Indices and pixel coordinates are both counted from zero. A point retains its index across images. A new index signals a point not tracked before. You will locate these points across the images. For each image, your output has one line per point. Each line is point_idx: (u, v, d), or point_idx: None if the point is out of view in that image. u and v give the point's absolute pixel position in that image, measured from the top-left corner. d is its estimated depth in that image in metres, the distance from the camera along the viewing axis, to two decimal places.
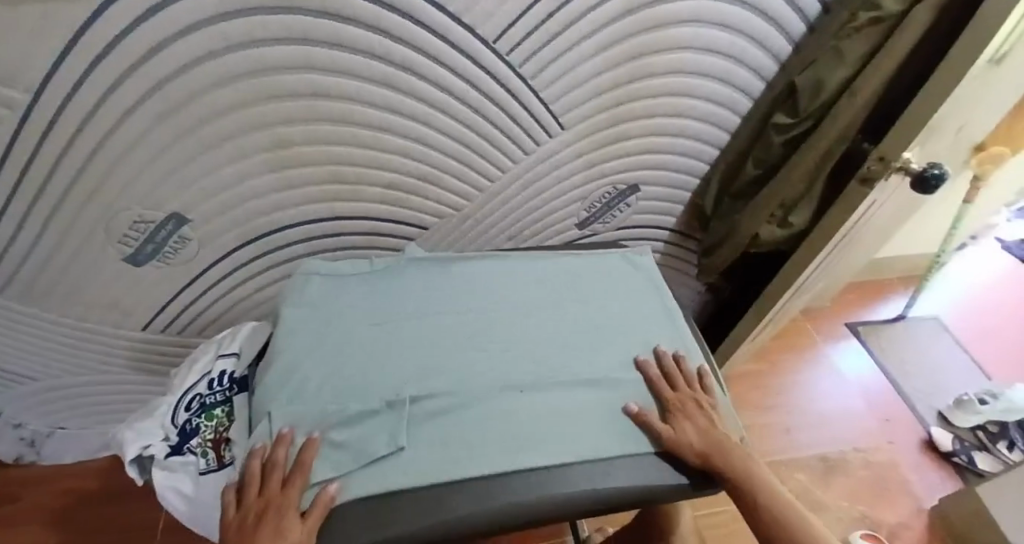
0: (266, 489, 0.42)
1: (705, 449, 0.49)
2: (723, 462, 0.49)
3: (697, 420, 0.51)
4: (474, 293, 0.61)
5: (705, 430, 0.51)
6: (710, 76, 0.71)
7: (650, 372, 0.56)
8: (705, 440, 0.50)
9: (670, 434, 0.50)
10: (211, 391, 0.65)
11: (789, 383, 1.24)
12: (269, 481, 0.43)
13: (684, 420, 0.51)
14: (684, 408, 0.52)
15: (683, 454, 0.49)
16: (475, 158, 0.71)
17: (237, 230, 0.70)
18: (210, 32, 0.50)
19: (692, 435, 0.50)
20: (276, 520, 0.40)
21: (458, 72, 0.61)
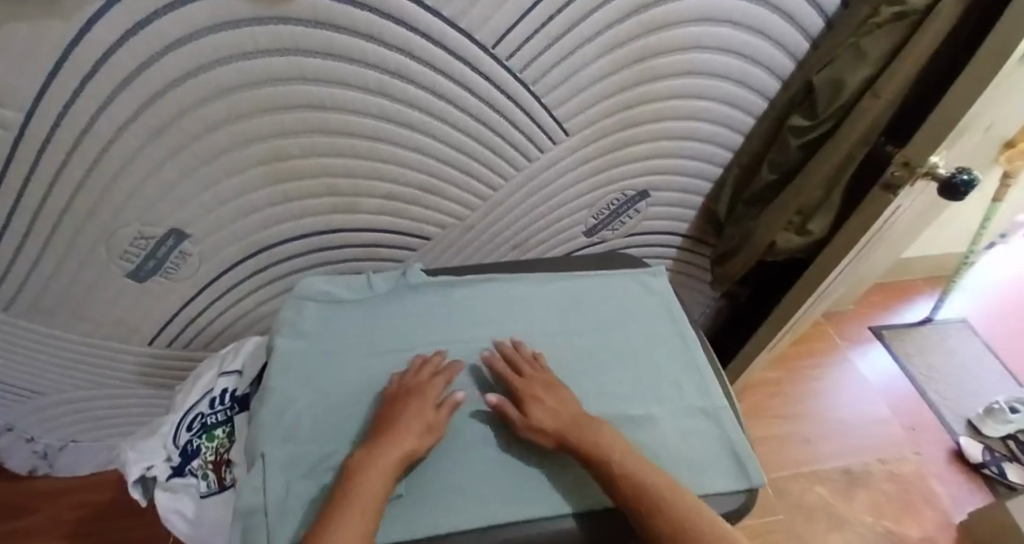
0: (416, 381, 0.50)
1: (560, 431, 0.46)
2: (576, 442, 0.46)
3: (551, 404, 0.49)
4: (475, 319, 0.60)
5: (566, 418, 0.48)
6: (722, 76, 0.68)
7: (500, 360, 0.53)
8: (555, 420, 0.47)
9: (519, 419, 0.47)
10: (212, 410, 0.64)
11: (809, 391, 1.20)
12: (436, 384, 0.50)
13: (549, 403, 0.49)
14: (552, 394, 0.49)
15: (535, 438, 0.47)
16: (477, 166, 0.69)
17: (237, 243, 0.69)
18: (200, 44, 0.49)
19: (544, 419, 0.47)
20: (418, 404, 0.47)
21: (456, 80, 0.59)
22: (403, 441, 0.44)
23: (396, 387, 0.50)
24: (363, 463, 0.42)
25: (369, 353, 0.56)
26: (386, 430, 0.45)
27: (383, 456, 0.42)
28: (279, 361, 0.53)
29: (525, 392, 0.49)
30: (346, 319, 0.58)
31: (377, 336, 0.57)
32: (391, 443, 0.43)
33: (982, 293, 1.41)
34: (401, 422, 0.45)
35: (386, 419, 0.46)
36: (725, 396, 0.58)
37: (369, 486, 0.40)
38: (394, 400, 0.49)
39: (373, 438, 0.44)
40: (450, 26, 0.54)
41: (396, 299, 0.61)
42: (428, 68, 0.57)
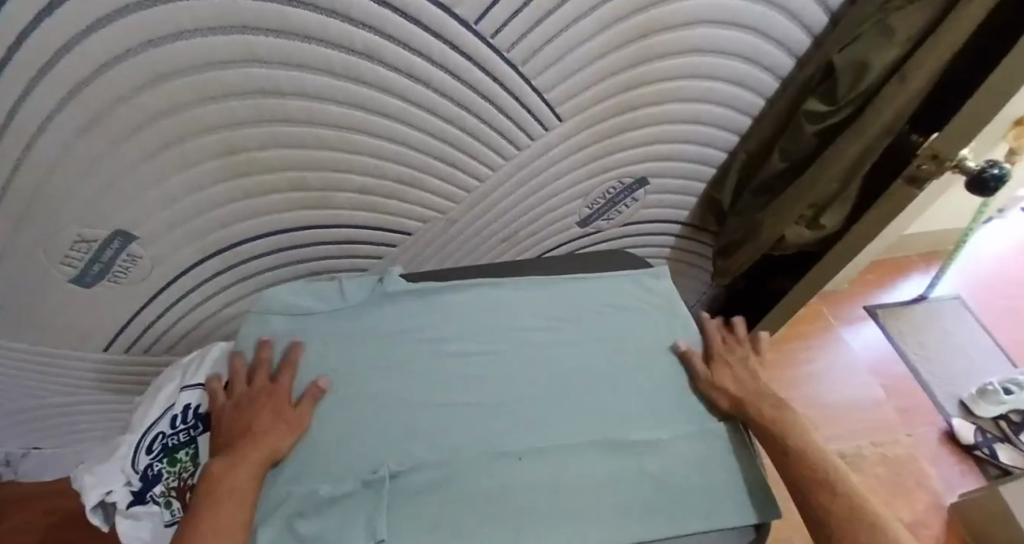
0: (259, 383, 0.48)
1: (742, 396, 0.51)
2: (754, 408, 0.50)
3: (736, 371, 0.54)
4: (461, 328, 0.54)
5: (747, 382, 0.53)
6: (731, 54, 0.61)
7: (267, 358, 0.50)
8: (741, 387, 0.52)
9: (708, 376, 0.53)
10: (174, 430, 0.58)
11: (803, 373, 1.18)
12: (284, 382, 0.48)
13: (718, 370, 0.54)
14: (727, 361, 0.54)
15: (716, 399, 0.52)
16: (461, 156, 0.62)
17: (195, 243, 0.62)
18: (127, 24, 0.41)
19: (728, 384, 0.52)
20: (267, 408, 0.46)
21: (435, 62, 0.52)
22: (255, 450, 0.42)
23: (240, 388, 0.48)
24: (220, 475, 0.40)
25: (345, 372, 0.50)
26: (246, 439, 0.44)
27: (246, 464, 0.41)
28: (234, 389, 0.48)
29: (714, 356, 0.55)
30: (319, 334, 0.53)
31: (352, 352, 0.52)
32: (249, 453, 0.42)
33: (976, 269, 1.39)
34: (254, 431, 0.44)
35: (240, 426, 0.45)
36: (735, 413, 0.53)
37: (231, 499, 0.39)
38: (244, 403, 0.47)
39: (230, 447, 0.43)
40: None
41: (372, 310, 0.55)
42: (402, 48, 0.50)
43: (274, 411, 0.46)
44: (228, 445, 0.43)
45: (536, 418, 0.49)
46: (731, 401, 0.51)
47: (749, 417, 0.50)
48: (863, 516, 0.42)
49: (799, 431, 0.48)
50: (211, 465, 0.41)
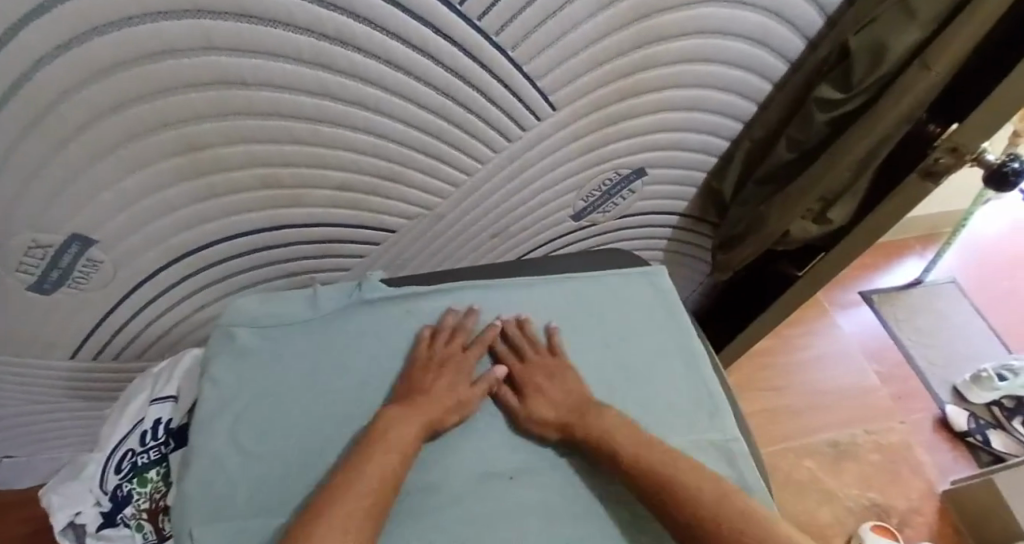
0: (449, 347, 0.50)
1: (565, 420, 0.46)
2: (581, 431, 0.45)
3: (546, 391, 0.48)
4: (448, 342, 0.51)
5: (557, 398, 0.48)
6: (738, 36, 0.57)
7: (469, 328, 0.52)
8: (563, 411, 0.46)
9: (518, 407, 0.47)
10: (144, 447, 0.54)
11: (799, 360, 1.16)
12: (472, 352, 0.50)
13: (530, 388, 0.48)
14: (536, 372, 0.49)
15: (540, 422, 0.46)
16: (446, 149, 0.58)
17: (161, 245, 0.57)
18: (62, 11, 0.36)
19: (544, 409, 0.46)
20: (449, 374, 0.48)
21: (419, 48, 0.48)
22: (424, 408, 0.44)
23: (424, 349, 0.50)
24: (395, 425, 0.42)
25: (325, 391, 0.47)
26: (421, 399, 0.44)
27: (410, 424, 0.42)
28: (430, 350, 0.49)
29: (522, 383, 0.49)
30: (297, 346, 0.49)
31: (330, 366, 0.49)
32: (417, 410, 0.43)
33: (970, 253, 1.37)
34: (459, 395, 0.46)
35: (415, 386, 0.46)
36: (737, 424, 0.51)
37: (385, 451, 0.39)
38: (432, 363, 0.48)
39: (404, 402, 0.44)
40: None
41: (354, 321, 0.51)
42: (379, 32, 0.45)
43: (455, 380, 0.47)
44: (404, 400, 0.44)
45: (527, 435, 0.47)
46: (557, 430, 0.46)
47: (580, 443, 0.45)
48: (716, 513, 0.37)
49: (625, 445, 0.43)
50: (386, 414, 0.42)
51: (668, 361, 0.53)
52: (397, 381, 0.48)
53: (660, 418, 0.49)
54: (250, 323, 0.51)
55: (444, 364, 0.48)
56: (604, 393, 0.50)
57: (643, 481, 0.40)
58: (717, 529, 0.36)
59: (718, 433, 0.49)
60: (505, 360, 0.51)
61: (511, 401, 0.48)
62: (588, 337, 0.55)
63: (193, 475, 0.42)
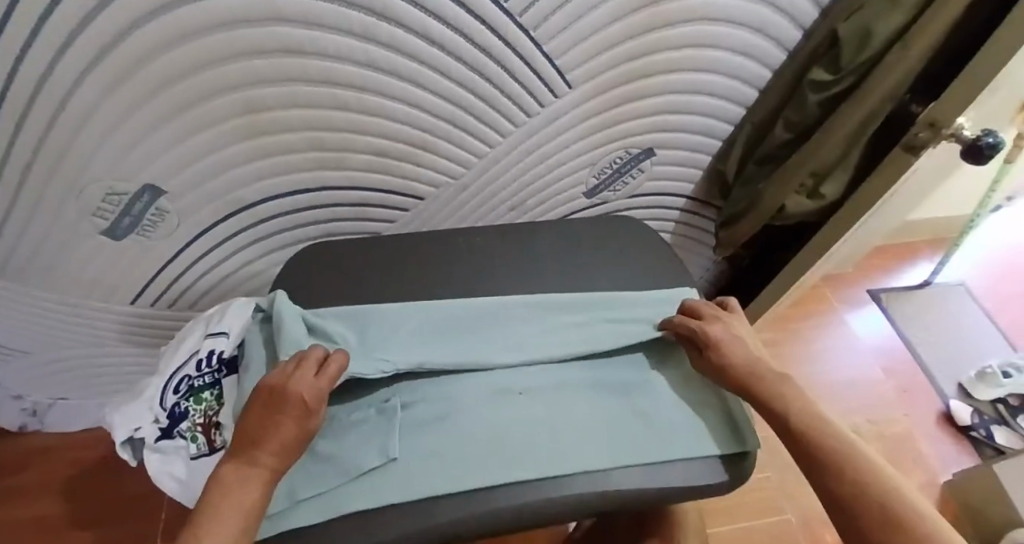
0: (296, 374, 0.44)
1: (744, 372, 0.47)
2: (759, 384, 0.46)
3: (731, 346, 0.49)
4: (467, 284, 0.58)
5: (744, 355, 0.49)
6: (740, 25, 0.63)
7: (326, 368, 0.45)
8: (744, 363, 0.48)
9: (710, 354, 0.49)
10: (200, 372, 0.62)
11: (806, 352, 1.20)
12: (297, 386, 0.43)
13: (721, 339, 0.50)
14: (727, 329, 0.51)
15: (736, 371, 0.47)
16: (471, 121, 0.65)
17: (217, 200, 0.65)
18: None
19: (728, 356, 0.48)
20: (278, 420, 0.41)
21: (451, 24, 0.54)
22: (266, 456, 0.40)
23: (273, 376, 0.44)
24: (226, 488, 0.38)
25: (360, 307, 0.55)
26: (255, 446, 0.40)
27: (248, 484, 0.38)
28: (278, 374, 0.44)
29: (704, 341, 0.50)
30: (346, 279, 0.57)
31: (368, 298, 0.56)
32: (258, 459, 0.40)
33: (982, 258, 1.39)
34: (276, 441, 0.40)
35: (249, 429, 0.41)
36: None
37: (224, 509, 0.36)
38: (267, 394, 0.43)
39: (246, 453, 0.40)
40: None
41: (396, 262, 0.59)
42: (418, 8, 0.52)
43: (287, 417, 0.42)
44: (241, 451, 0.40)
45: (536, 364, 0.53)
46: (732, 380, 0.48)
47: (755, 395, 0.46)
48: (854, 454, 0.40)
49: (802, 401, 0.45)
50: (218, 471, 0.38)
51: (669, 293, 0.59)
52: (389, 305, 0.55)
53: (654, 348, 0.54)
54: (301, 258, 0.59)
55: (268, 398, 0.42)
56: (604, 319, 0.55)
57: (808, 435, 0.42)
58: (847, 477, 0.39)
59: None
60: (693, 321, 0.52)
61: (710, 358, 0.49)
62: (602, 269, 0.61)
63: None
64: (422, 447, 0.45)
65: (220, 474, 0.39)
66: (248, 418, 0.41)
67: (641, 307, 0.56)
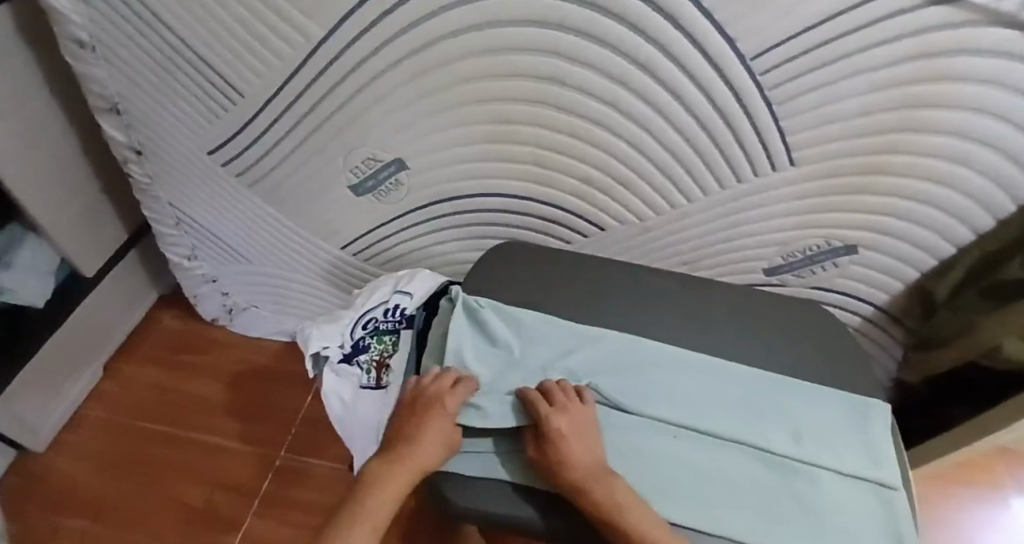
0: (427, 392, 0.51)
1: (580, 480, 0.44)
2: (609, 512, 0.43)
3: (570, 443, 0.46)
4: (646, 319, 0.60)
5: (581, 457, 0.45)
6: (999, 151, 0.59)
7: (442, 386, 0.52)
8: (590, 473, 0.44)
9: (559, 447, 0.46)
10: (386, 318, 0.72)
11: (965, 524, 1.05)
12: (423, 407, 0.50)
13: (562, 431, 0.46)
14: (561, 416, 0.47)
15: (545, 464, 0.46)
16: (680, 172, 0.68)
17: (443, 184, 0.76)
18: (475, 7, 0.55)
19: (576, 457, 0.45)
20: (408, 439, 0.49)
21: (702, 86, 0.58)
22: (400, 463, 0.47)
23: (414, 392, 0.52)
24: (373, 484, 0.47)
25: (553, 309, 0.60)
26: (394, 454, 0.48)
27: (385, 485, 0.47)
28: (416, 392, 0.52)
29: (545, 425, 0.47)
30: (542, 278, 0.63)
31: (558, 300, 0.61)
32: (393, 465, 0.48)
33: None
34: (414, 439, 0.48)
35: (393, 436, 0.50)
36: (901, 474, 0.52)
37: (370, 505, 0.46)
38: (409, 410, 0.51)
39: (387, 458, 0.48)
40: (716, 27, 0.52)
41: (587, 278, 0.63)
42: (679, 67, 0.57)
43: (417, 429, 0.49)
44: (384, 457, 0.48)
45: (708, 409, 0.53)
46: (575, 481, 0.44)
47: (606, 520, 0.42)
48: None
49: None
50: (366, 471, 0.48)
51: (865, 386, 0.57)
52: (572, 313, 0.60)
53: (831, 438, 0.52)
54: (513, 248, 0.67)
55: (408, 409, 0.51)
56: (780, 395, 0.54)
57: None
58: None
59: (881, 474, 0.50)
60: (529, 397, 0.49)
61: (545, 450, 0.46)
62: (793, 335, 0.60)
63: (450, 349, 0.55)
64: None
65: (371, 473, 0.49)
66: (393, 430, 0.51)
67: (821, 392, 0.54)
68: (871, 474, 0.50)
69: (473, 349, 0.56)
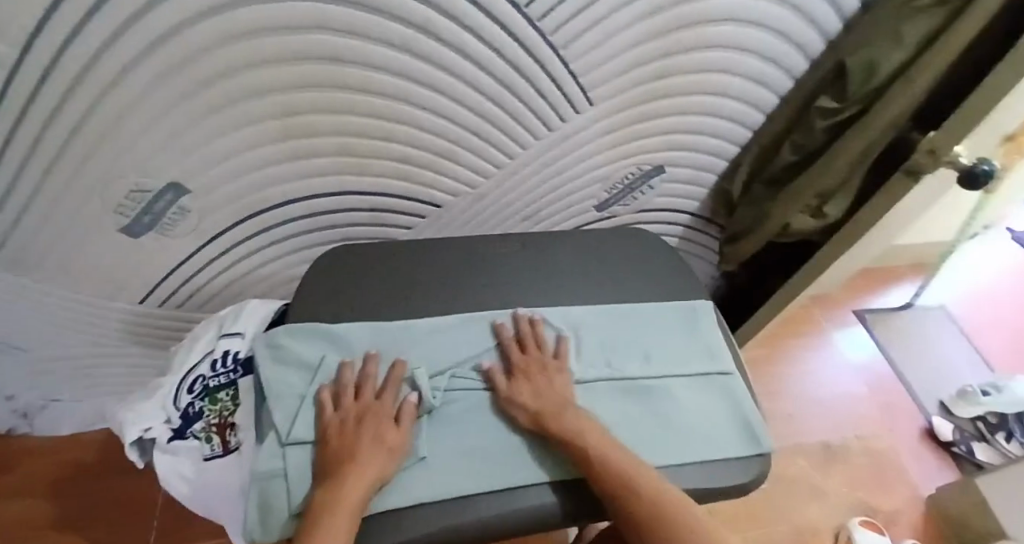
0: (366, 399, 0.49)
1: (542, 413, 0.48)
2: (556, 426, 0.47)
3: (532, 388, 0.50)
4: (493, 284, 0.60)
5: (547, 394, 0.49)
6: (757, 54, 0.67)
7: (371, 374, 0.51)
8: (540, 402, 0.49)
9: (512, 388, 0.50)
10: (215, 372, 0.61)
11: (798, 368, 1.25)
12: (388, 399, 0.49)
13: (542, 378, 0.51)
14: (518, 372, 0.51)
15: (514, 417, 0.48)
16: (492, 131, 0.67)
17: (240, 201, 0.66)
18: None
19: (525, 395, 0.49)
20: (368, 428, 0.46)
21: (486, 40, 0.57)
22: (372, 445, 0.45)
23: (340, 403, 0.49)
24: (346, 462, 0.43)
25: (401, 301, 0.57)
26: (358, 445, 0.45)
27: (364, 469, 0.43)
28: (344, 402, 0.48)
29: (517, 368, 0.52)
30: (376, 272, 0.59)
31: (401, 291, 0.58)
32: (371, 449, 0.45)
33: (970, 296, 1.52)
34: (378, 427, 0.46)
35: (342, 435, 0.46)
36: (734, 360, 0.59)
37: (354, 472, 0.42)
38: (358, 417, 0.47)
39: (347, 442, 0.45)
40: None
41: (422, 259, 0.60)
42: (458, 25, 0.55)
43: (378, 429, 0.46)
44: (353, 443, 0.45)
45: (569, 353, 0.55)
46: (538, 414, 0.48)
47: (553, 434, 0.46)
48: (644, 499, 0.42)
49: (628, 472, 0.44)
50: (340, 459, 0.44)
51: (687, 285, 0.64)
52: (421, 300, 0.57)
53: (676, 348, 0.57)
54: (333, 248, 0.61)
55: (352, 417, 0.47)
56: (628, 323, 0.58)
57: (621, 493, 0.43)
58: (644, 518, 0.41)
59: (720, 365, 0.56)
60: (507, 352, 0.53)
61: (513, 395, 0.49)
62: (625, 261, 0.65)
63: (273, 390, 0.50)
64: (449, 446, 0.48)
65: (336, 460, 0.44)
66: (345, 425, 0.47)
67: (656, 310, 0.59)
68: (712, 367, 0.56)
69: (307, 386, 0.51)
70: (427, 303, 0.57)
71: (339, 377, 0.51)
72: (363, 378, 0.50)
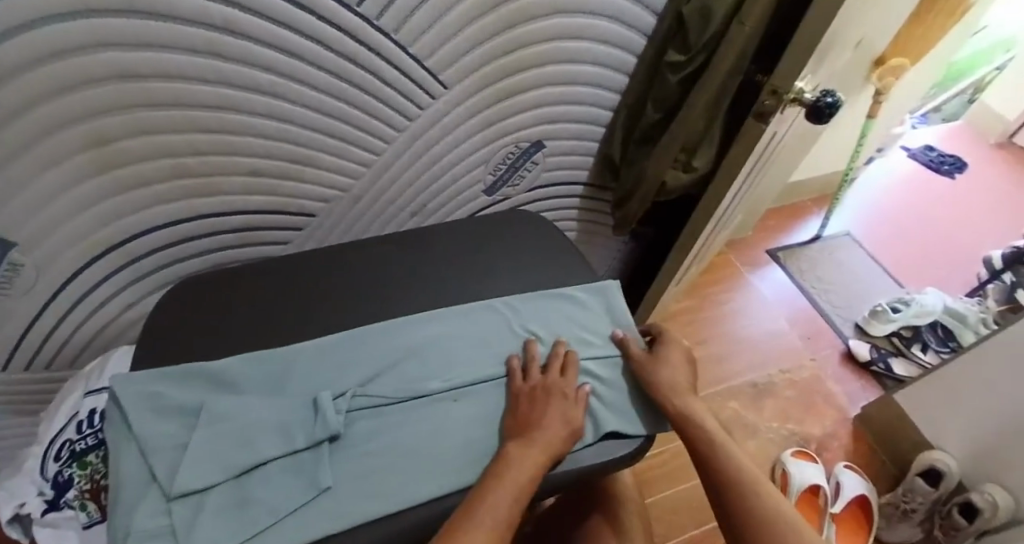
0: (548, 376, 0.53)
1: (670, 384, 0.55)
2: (676, 399, 0.54)
3: (677, 361, 0.58)
4: (367, 292, 0.59)
5: (681, 371, 0.57)
6: (603, 17, 0.67)
7: (558, 354, 0.56)
8: (674, 376, 0.56)
9: (653, 355, 0.58)
10: (82, 435, 0.57)
11: (723, 312, 1.29)
12: (570, 382, 0.53)
13: (668, 352, 0.59)
14: (672, 344, 0.59)
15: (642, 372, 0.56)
16: (348, 130, 0.64)
17: (82, 243, 0.58)
18: None
19: (666, 364, 0.57)
20: (557, 400, 0.51)
21: (307, 35, 0.53)
22: (550, 423, 0.49)
23: (522, 379, 0.53)
24: (521, 439, 0.47)
25: (272, 326, 0.55)
26: (530, 425, 0.48)
27: (532, 450, 0.46)
28: (533, 375, 0.53)
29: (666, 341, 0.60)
30: (242, 299, 0.56)
31: (272, 315, 0.55)
32: (546, 426, 0.48)
33: (872, 217, 1.60)
34: (564, 406, 0.51)
35: (524, 410, 0.50)
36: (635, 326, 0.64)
37: (526, 451, 0.45)
38: (541, 392, 0.52)
39: (522, 422, 0.49)
40: None
41: (292, 279, 0.58)
42: (266, 21, 0.51)
43: (564, 407, 0.51)
44: (525, 422, 0.48)
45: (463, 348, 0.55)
46: (660, 383, 0.55)
47: (668, 405, 0.54)
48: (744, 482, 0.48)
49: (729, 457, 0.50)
50: (508, 443, 0.46)
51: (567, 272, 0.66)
52: (294, 322, 0.55)
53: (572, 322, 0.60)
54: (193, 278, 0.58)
55: (531, 393, 0.51)
56: (523, 306, 0.60)
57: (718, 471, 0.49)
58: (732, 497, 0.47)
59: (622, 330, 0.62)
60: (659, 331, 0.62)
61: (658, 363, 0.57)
62: (507, 248, 0.66)
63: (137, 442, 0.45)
64: (340, 470, 0.46)
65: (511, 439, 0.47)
66: (536, 398, 0.51)
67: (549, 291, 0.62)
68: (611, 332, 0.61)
69: (177, 433, 0.47)
70: (301, 323, 0.55)
71: (527, 352, 0.55)
72: (550, 358, 0.55)
